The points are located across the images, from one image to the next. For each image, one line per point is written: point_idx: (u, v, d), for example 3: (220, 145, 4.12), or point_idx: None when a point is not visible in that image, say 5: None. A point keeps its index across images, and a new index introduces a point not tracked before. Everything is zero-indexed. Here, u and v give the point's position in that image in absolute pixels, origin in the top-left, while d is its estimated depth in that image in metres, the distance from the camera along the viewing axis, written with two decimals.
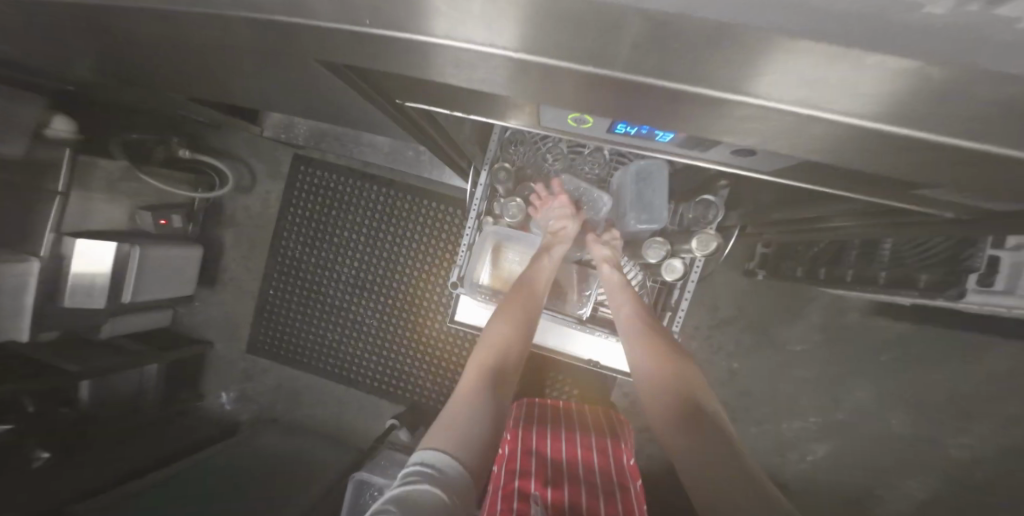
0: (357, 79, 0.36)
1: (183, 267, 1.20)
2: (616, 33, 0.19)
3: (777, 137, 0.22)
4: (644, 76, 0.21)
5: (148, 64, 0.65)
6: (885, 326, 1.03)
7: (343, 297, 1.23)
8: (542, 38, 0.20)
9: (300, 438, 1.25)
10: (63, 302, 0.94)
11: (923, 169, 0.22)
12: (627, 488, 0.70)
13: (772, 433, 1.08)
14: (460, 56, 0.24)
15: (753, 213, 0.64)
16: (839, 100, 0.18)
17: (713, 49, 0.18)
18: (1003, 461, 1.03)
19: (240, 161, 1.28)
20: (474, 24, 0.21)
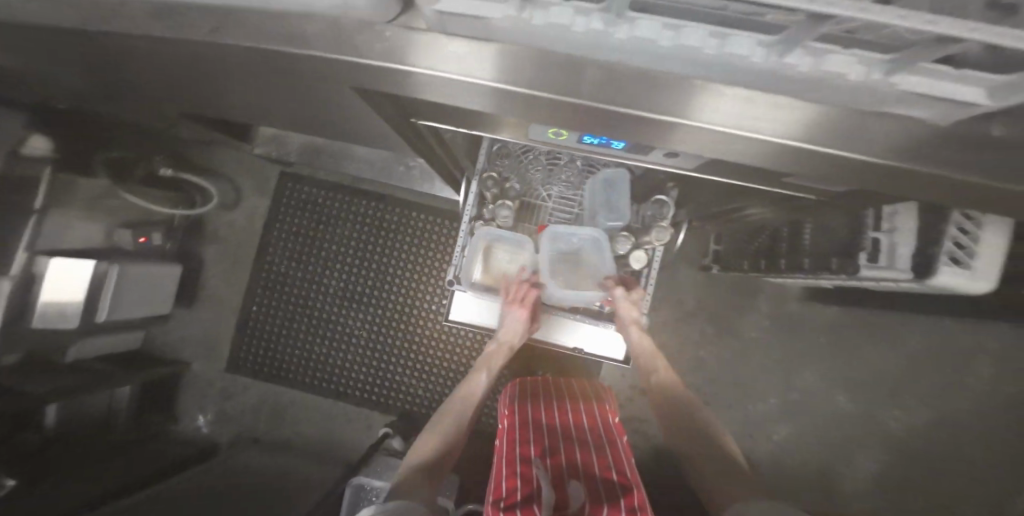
0: (382, 103, 0.44)
1: (161, 283, 1.19)
2: (578, 72, 0.29)
3: (706, 145, 0.33)
4: (602, 103, 0.30)
5: (158, 85, 0.69)
6: (821, 312, 1.19)
7: (331, 310, 1.26)
8: (527, 75, 0.30)
9: (286, 455, 1.24)
10: (33, 323, 0.91)
11: (805, 163, 0.32)
12: (614, 442, 0.84)
13: (739, 416, 1.19)
14: (467, 86, 0.33)
15: (698, 209, 0.75)
16: (721, 113, 0.29)
17: (638, 82, 0.29)
18: (931, 430, 1.20)
19: (223, 179, 1.30)
20: (482, 64, 0.31)
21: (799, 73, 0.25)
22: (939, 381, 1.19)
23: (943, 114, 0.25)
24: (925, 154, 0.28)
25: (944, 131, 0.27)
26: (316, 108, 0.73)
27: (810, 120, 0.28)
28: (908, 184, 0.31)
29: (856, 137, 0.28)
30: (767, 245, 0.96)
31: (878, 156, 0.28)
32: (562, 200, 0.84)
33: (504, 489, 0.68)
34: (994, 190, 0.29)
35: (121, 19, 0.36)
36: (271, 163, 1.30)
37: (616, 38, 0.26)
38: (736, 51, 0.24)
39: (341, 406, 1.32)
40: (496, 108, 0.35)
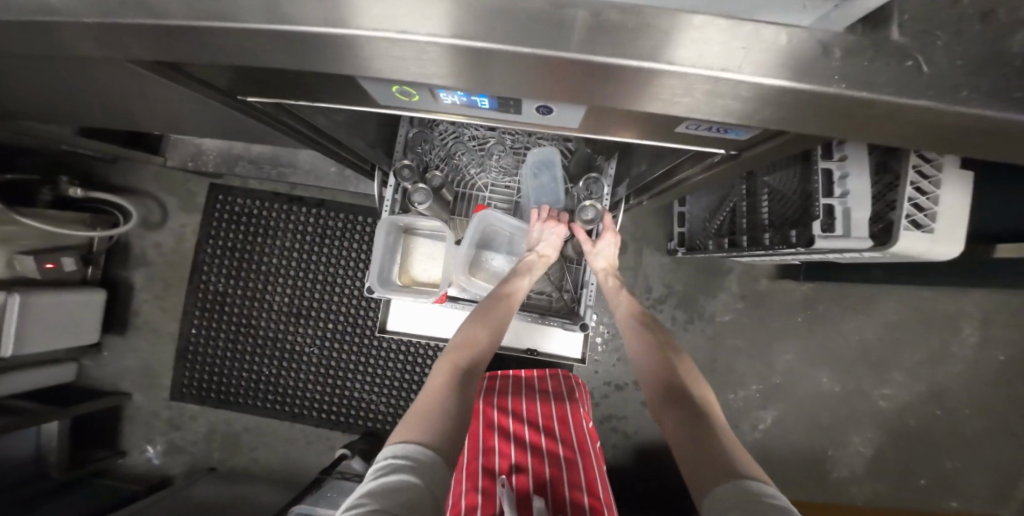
0: (203, 75, 0.35)
1: (80, 313, 1.09)
2: (536, 21, 0.21)
3: (714, 106, 0.24)
4: (581, 55, 0.22)
5: (9, 84, 0.59)
6: (793, 288, 1.13)
7: (277, 327, 1.17)
8: (468, 25, 0.22)
9: (239, 487, 1.15)
10: None
11: (840, 123, 0.24)
12: (585, 450, 0.75)
13: (721, 405, 1.13)
14: (382, 47, 0.24)
15: (634, 183, 0.68)
16: (553, 39, 0.21)
17: (613, 29, 0.21)
18: (921, 406, 1.14)
19: (147, 196, 1.20)
20: (403, 9, 0.22)
21: None
22: (924, 353, 1.14)
23: (813, 16, 0.20)
24: (821, 68, 0.21)
25: (822, 44, 0.21)
26: (203, 109, 0.64)
27: (669, 37, 0.21)
28: (811, 114, 0.24)
29: (724, 53, 0.21)
30: (728, 224, 0.90)
31: (755, 71, 0.21)
32: (496, 189, 0.77)
33: (462, 506, 0.66)
34: (916, 117, 0.22)
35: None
36: (198, 176, 1.20)
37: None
38: None
39: (297, 429, 1.22)
40: (301, 61, 0.27)
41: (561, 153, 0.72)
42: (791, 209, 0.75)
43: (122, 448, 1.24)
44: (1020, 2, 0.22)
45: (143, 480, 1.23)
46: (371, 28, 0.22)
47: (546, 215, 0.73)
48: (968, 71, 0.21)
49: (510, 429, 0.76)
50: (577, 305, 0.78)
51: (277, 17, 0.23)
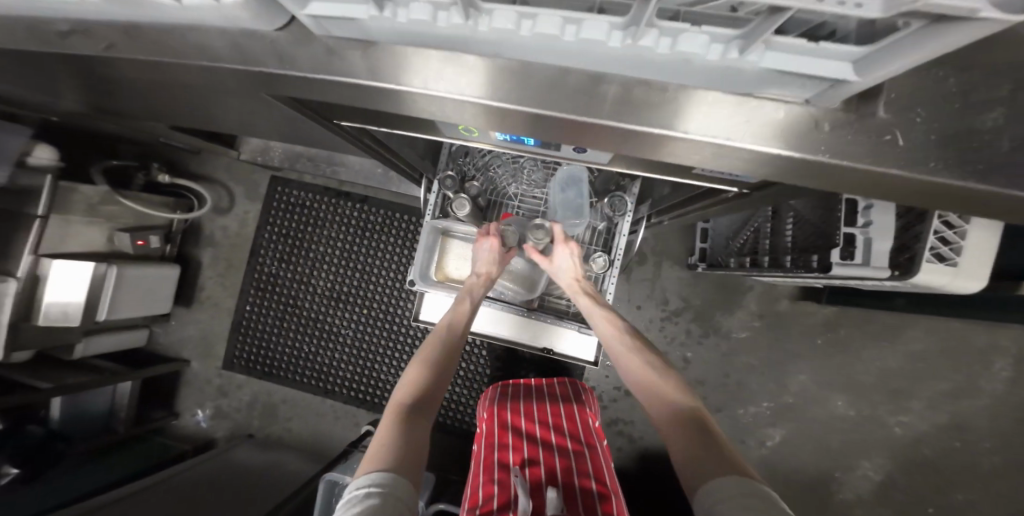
0: (303, 107, 0.44)
1: (158, 285, 1.24)
2: (567, 88, 0.28)
3: (716, 161, 0.30)
4: (593, 117, 0.28)
5: (133, 94, 0.71)
6: (814, 311, 1.14)
7: (319, 310, 1.28)
8: (502, 89, 0.29)
9: (273, 453, 1.27)
10: (37, 321, 0.95)
11: (828, 181, 0.29)
12: (592, 446, 0.81)
13: (729, 419, 1.15)
14: (423, 100, 0.31)
15: (660, 205, 0.72)
16: (591, 104, 0.28)
17: (638, 100, 0.27)
18: (939, 437, 1.13)
19: (218, 185, 1.35)
20: (454, 77, 0.29)
21: (658, 55, 0.24)
22: (949, 385, 1.12)
23: (813, 92, 0.24)
24: (807, 141, 0.26)
25: (815, 118, 0.26)
26: (281, 120, 0.75)
27: (685, 108, 0.27)
28: (798, 172, 0.29)
29: (726, 125, 0.27)
30: (752, 242, 0.95)
31: (744, 139, 0.27)
32: (527, 200, 0.83)
33: (481, 497, 0.69)
34: (883, 178, 0.27)
35: (55, 37, 0.38)
36: (262, 169, 1.33)
37: (482, 31, 0.25)
38: (592, 35, 0.23)
39: (328, 404, 1.34)
40: (378, 103, 0.34)
41: (588, 171, 0.78)
42: (811, 232, 0.78)
43: (177, 409, 1.39)
44: (998, 83, 0.27)
45: (193, 438, 1.38)
46: (453, 92, 0.29)
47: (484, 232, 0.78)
48: (938, 145, 0.26)
49: (522, 427, 0.82)
50: None
51: (382, 74, 0.30)
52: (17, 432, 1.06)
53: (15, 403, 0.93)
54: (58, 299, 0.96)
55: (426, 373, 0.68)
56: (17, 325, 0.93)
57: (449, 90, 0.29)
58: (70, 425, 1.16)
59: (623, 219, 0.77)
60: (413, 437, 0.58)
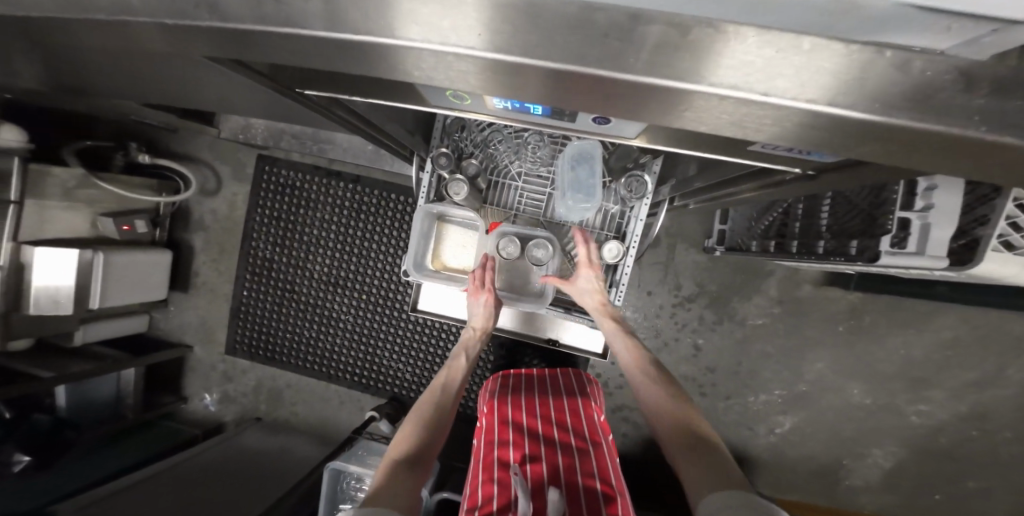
0: (258, 74, 0.36)
1: (151, 270, 1.19)
2: (587, 31, 0.20)
3: (793, 134, 0.22)
4: (625, 73, 0.21)
5: (92, 69, 0.64)
6: (837, 297, 1.03)
7: (316, 294, 1.24)
8: (501, 35, 0.21)
9: (279, 436, 1.26)
10: (29, 311, 0.92)
11: (933, 163, 0.22)
12: (598, 444, 0.76)
13: (739, 406, 1.10)
14: (408, 57, 0.23)
15: (683, 185, 0.65)
16: (620, 51, 0.20)
17: (687, 45, 0.19)
18: (958, 426, 1.07)
19: (204, 165, 1.28)
20: (434, 25, 0.21)
21: None
22: (977, 374, 1.04)
23: (957, 41, 0.17)
24: (915, 104, 0.18)
25: (965, 74, 0.18)
26: (255, 95, 0.67)
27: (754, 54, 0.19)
28: (878, 147, 0.22)
29: (792, 81, 0.19)
30: (779, 224, 0.87)
31: (804, 98, 0.19)
32: (533, 178, 0.75)
33: (480, 497, 0.65)
34: (1015, 151, 0.19)
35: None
36: (248, 148, 1.26)
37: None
38: None
39: (332, 389, 1.31)
40: (345, 64, 0.26)
41: (602, 147, 0.69)
42: (850, 216, 0.71)
43: (184, 393, 1.38)
44: None
45: (201, 423, 1.38)
46: (438, 42, 0.21)
47: (477, 283, 0.75)
48: None
49: (524, 423, 0.77)
50: (603, 306, 0.78)
51: (338, 22, 0.23)
52: (24, 421, 1.03)
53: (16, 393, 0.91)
54: (47, 283, 0.92)
55: (419, 426, 0.69)
56: (8, 315, 0.90)
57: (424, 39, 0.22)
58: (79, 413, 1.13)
59: (641, 203, 0.70)
60: (405, 490, 0.59)
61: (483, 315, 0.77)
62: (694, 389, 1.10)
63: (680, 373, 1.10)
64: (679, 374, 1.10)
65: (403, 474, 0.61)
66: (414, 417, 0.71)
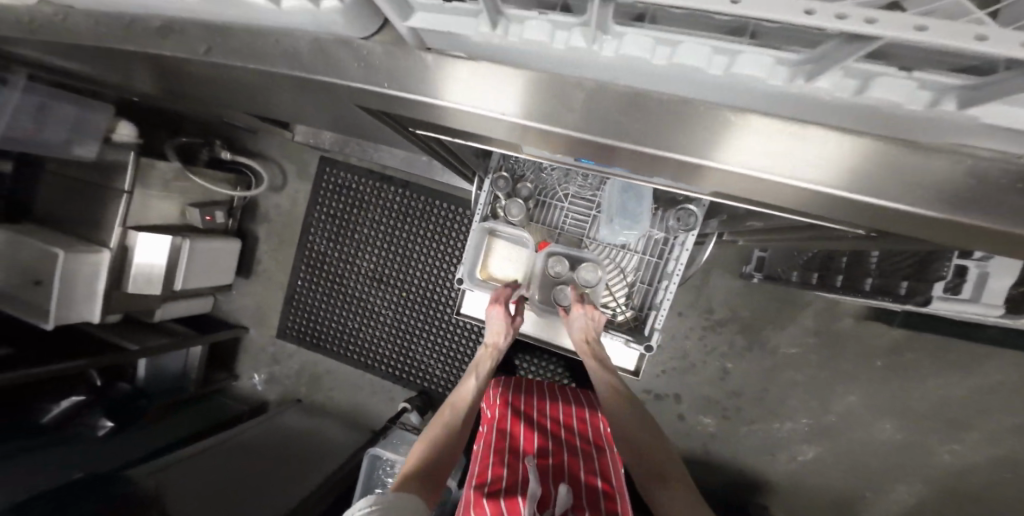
0: (376, 115, 0.43)
1: (221, 259, 1.32)
2: (648, 108, 0.30)
3: (848, 210, 0.30)
4: (662, 149, 0.31)
5: (202, 87, 0.74)
6: (879, 332, 1.02)
7: (361, 288, 1.32)
8: (528, 110, 0.33)
9: (318, 418, 1.36)
10: (127, 288, 1.06)
11: (958, 239, 0.28)
12: (605, 448, 0.81)
13: (763, 432, 1.09)
14: (459, 115, 0.36)
15: (732, 222, 0.67)
16: (706, 135, 0.30)
17: (759, 133, 0.28)
18: (992, 471, 1.01)
19: (273, 164, 1.41)
20: (481, 99, 0.33)
21: (835, 98, 0.23)
22: (1018, 419, 1.00)
23: (1016, 147, 0.24)
24: (931, 186, 0.26)
25: (996, 176, 0.25)
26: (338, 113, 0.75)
27: (814, 149, 0.28)
28: (918, 225, 0.28)
29: (819, 172, 0.28)
30: (822, 260, 0.88)
31: (833, 186, 0.27)
32: (580, 200, 0.79)
33: (489, 475, 0.70)
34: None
35: (195, 48, 0.43)
36: (312, 150, 1.37)
37: (604, 55, 0.25)
38: (745, 68, 0.23)
39: (368, 378, 1.40)
40: (422, 113, 0.38)
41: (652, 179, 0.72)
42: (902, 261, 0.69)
43: (236, 371, 1.51)
44: None
45: (249, 399, 1.50)
46: (475, 107, 0.34)
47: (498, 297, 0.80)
48: None
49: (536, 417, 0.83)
50: (642, 325, 0.80)
51: (415, 87, 0.35)
52: (110, 388, 1.20)
53: (109, 361, 1.04)
54: (145, 261, 1.06)
55: (434, 440, 0.78)
56: (112, 292, 1.03)
57: (552, 112, 0.32)
58: (151, 382, 1.28)
59: (688, 234, 0.72)
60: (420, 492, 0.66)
61: (495, 330, 0.82)
62: (717, 411, 1.11)
63: (703, 394, 1.11)
64: (702, 395, 1.11)
65: (418, 480, 0.69)
66: (430, 431, 0.80)
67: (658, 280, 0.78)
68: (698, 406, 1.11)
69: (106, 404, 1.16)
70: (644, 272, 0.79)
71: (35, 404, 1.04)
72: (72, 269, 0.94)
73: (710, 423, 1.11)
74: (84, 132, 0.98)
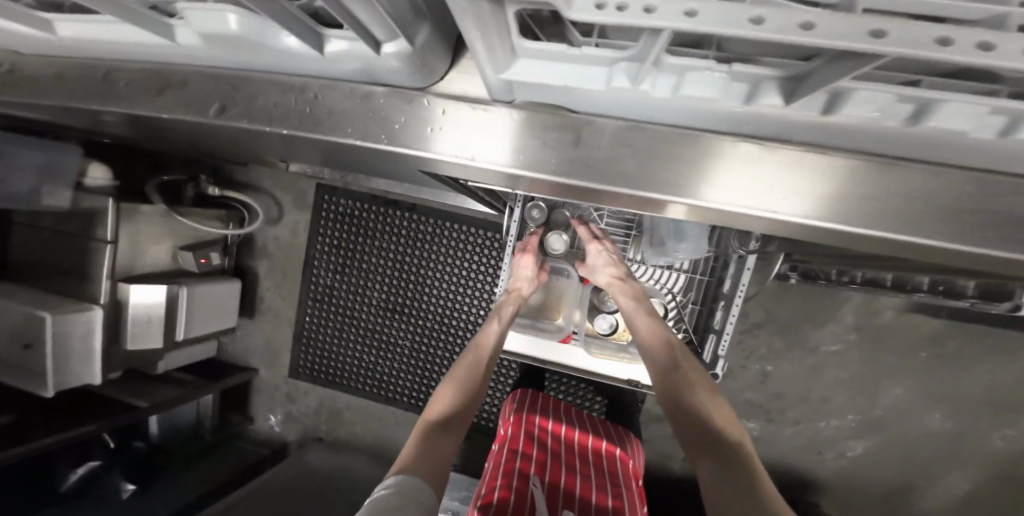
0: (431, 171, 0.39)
1: (224, 300, 1.24)
2: (747, 157, 0.31)
3: (967, 258, 0.31)
4: (736, 208, 0.31)
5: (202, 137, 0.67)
6: (921, 323, 1.00)
7: (375, 320, 1.26)
8: (523, 158, 0.33)
9: (344, 456, 1.29)
10: (126, 344, 0.98)
11: None
12: (619, 483, 0.80)
13: (808, 431, 1.07)
14: (449, 166, 0.35)
15: (796, 244, 0.65)
16: (702, 165, 0.32)
17: (870, 184, 0.30)
18: None
19: (266, 195, 1.33)
20: (474, 149, 0.33)
21: (978, 139, 0.24)
22: None
23: None
24: (977, 219, 0.29)
25: None
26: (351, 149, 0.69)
27: (762, 168, 0.31)
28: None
29: (799, 203, 0.31)
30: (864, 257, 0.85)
31: (813, 215, 0.30)
32: (616, 223, 0.80)
33: (496, 497, 0.71)
34: None
35: (199, 108, 0.38)
36: (308, 177, 1.29)
37: (748, 109, 0.25)
38: (945, 116, 0.22)
39: (390, 410, 1.33)
40: (425, 165, 0.36)
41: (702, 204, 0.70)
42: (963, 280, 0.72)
43: (252, 413, 1.44)
44: None
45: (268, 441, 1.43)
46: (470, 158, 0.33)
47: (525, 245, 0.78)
48: None
49: (547, 445, 0.83)
50: (701, 352, 0.76)
51: (418, 144, 0.34)
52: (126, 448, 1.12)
53: (120, 423, 0.97)
54: (143, 299, 0.97)
55: (455, 389, 0.72)
56: (109, 348, 0.96)
57: (612, 157, 0.32)
58: (165, 437, 1.21)
59: (746, 253, 0.69)
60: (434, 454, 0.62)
61: (523, 276, 0.79)
62: (760, 414, 1.08)
63: (744, 398, 1.08)
64: (744, 399, 1.08)
65: (435, 435, 0.65)
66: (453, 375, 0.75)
67: (711, 300, 0.76)
68: (739, 409, 1.08)
69: (124, 465, 1.09)
70: (695, 291, 0.77)
71: (56, 471, 0.95)
72: (63, 331, 0.85)
73: (753, 426, 1.09)
74: (53, 178, 0.87)
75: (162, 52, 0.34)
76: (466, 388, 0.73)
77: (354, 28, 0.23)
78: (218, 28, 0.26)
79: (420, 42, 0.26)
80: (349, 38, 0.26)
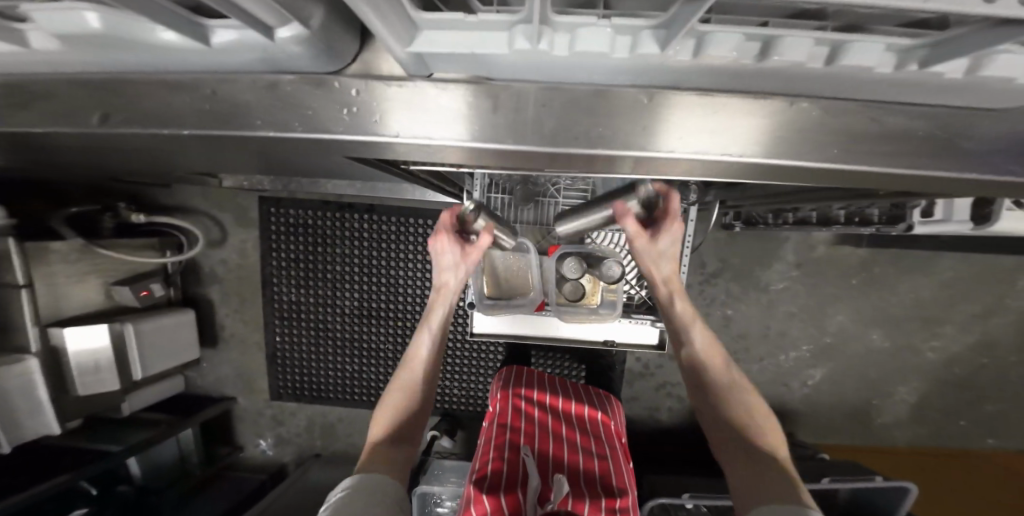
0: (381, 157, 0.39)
1: (177, 332, 1.17)
2: (661, 103, 0.30)
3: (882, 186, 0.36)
4: (666, 151, 0.31)
5: (127, 157, 0.63)
6: (849, 253, 1.10)
7: (349, 328, 1.23)
8: (464, 128, 0.32)
9: (343, 468, 1.27)
10: (76, 391, 0.91)
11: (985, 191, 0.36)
12: (605, 446, 0.83)
13: (773, 366, 1.17)
14: (402, 148, 0.34)
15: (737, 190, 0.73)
16: (645, 119, 0.31)
17: (818, 119, 0.30)
18: (968, 356, 1.16)
19: (205, 216, 1.26)
20: (410, 125, 0.32)
21: (807, 70, 0.26)
22: (980, 305, 1.13)
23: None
24: (877, 142, 0.30)
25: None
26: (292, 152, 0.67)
27: (688, 117, 0.30)
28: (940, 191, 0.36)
29: (725, 136, 0.31)
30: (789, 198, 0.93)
31: (743, 152, 0.31)
32: (569, 192, 0.83)
33: (489, 469, 0.70)
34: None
35: (83, 120, 0.36)
36: (247, 191, 1.23)
37: (615, 56, 0.25)
38: (789, 53, 0.24)
39: None
40: (358, 152, 0.35)
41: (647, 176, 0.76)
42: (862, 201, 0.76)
43: (239, 442, 1.39)
44: None
45: (261, 467, 1.39)
46: (422, 137, 0.32)
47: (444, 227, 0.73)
48: None
49: (536, 416, 0.85)
50: None
51: (357, 128, 0.32)
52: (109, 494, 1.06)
53: (94, 471, 0.92)
54: (86, 348, 0.91)
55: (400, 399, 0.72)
56: (58, 399, 0.89)
57: (540, 123, 0.31)
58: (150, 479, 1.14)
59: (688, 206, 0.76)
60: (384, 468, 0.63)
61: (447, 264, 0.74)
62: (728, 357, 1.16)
63: None
64: None
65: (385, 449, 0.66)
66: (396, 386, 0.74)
67: None
68: None
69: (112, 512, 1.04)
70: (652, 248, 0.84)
71: None
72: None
73: None
74: None
75: (32, 57, 0.31)
76: (409, 399, 0.72)
77: (237, 16, 0.23)
78: (80, 31, 0.25)
79: (317, 22, 0.26)
80: (233, 26, 0.25)
